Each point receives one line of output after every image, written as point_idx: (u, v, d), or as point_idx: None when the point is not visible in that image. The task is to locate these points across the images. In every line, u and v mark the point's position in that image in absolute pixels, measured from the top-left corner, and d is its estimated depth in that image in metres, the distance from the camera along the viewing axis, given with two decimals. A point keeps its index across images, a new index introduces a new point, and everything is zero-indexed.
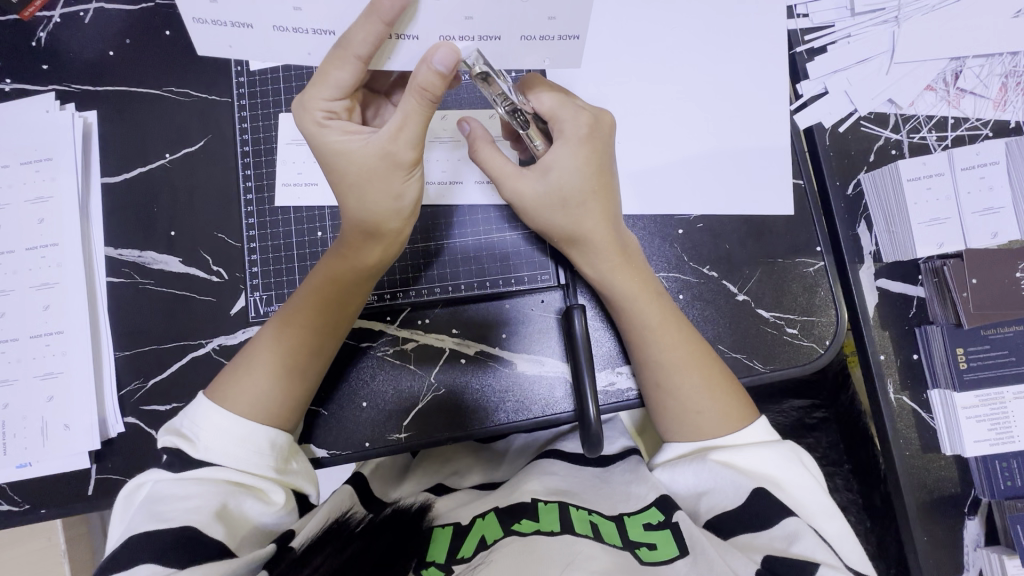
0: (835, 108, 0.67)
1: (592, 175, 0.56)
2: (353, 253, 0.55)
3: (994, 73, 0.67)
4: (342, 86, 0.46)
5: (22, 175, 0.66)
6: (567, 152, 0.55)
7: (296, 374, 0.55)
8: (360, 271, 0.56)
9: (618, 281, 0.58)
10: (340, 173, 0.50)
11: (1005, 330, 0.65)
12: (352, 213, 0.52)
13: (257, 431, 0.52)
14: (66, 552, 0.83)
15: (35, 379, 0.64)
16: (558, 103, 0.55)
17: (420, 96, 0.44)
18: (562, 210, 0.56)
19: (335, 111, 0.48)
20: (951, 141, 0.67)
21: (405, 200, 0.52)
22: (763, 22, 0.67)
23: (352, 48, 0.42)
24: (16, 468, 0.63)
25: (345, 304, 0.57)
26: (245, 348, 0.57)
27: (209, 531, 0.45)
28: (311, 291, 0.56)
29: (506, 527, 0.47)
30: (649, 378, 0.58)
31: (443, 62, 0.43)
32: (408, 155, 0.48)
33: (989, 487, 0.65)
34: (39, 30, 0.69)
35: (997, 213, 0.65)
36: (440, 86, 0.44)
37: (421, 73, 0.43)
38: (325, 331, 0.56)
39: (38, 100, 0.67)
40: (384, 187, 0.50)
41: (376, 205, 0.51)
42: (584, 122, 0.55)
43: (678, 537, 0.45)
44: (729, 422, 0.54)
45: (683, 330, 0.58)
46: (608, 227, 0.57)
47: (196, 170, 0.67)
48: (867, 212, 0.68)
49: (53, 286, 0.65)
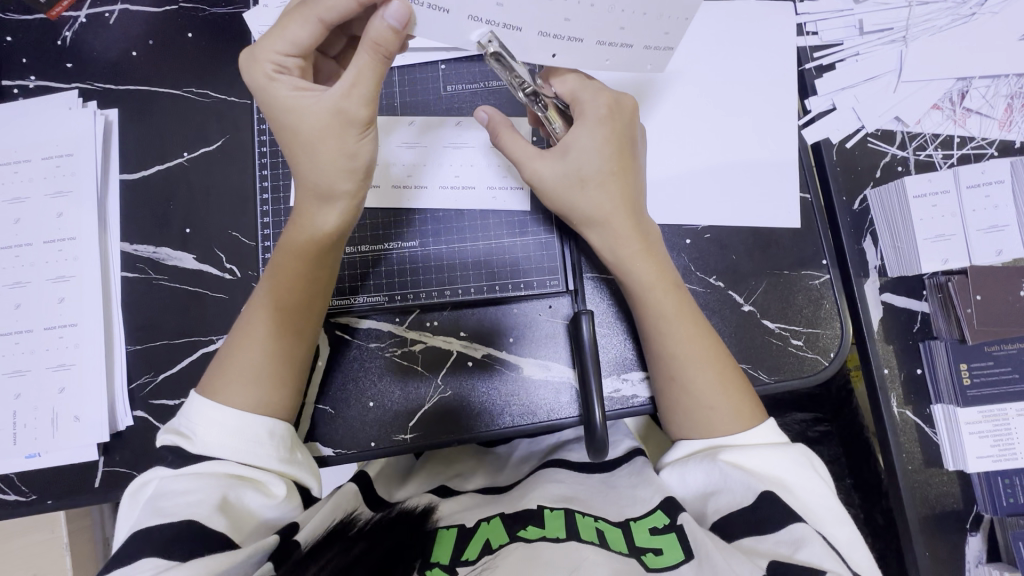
0: (843, 125, 0.69)
1: (611, 156, 0.57)
2: (311, 219, 0.55)
3: (1000, 93, 0.68)
4: (297, 43, 0.50)
5: (43, 169, 0.67)
6: (585, 134, 0.56)
7: (277, 361, 0.56)
8: (319, 242, 0.55)
9: (639, 269, 0.58)
10: (294, 132, 0.51)
11: (1008, 348, 0.65)
12: (307, 178, 0.53)
13: (255, 422, 0.53)
14: (69, 545, 0.82)
15: (48, 371, 0.65)
16: (578, 86, 0.57)
17: (374, 52, 0.46)
18: (583, 190, 0.57)
19: (286, 66, 0.51)
20: (957, 160, 0.68)
21: (359, 161, 0.51)
22: (772, 35, 0.68)
23: (316, 10, 0.49)
24: (24, 458, 0.64)
25: (311, 278, 0.57)
26: (228, 343, 0.57)
27: (212, 523, 0.46)
28: (278, 263, 0.57)
29: (512, 532, 0.48)
30: (661, 370, 0.58)
31: (395, 18, 0.44)
32: (359, 113, 0.49)
33: (992, 503, 0.65)
34: (64, 30, 0.70)
35: (1002, 231, 0.66)
36: (394, 43, 0.45)
37: (376, 29, 0.45)
38: (290, 303, 0.57)
39: (61, 97, 0.69)
40: (336, 146, 0.50)
41: (328, 165, 0.51)
42: (603, 104, 0.56)
43: (683, 542, 0.45)
44: (740, 419, 0.55)
45: (697, 323, 0.58)
46: (626, 208, 0.58)
47: (214, 170, 0.69)
48: (873, 228, 0.68)
49: (70, 279, 0.66)
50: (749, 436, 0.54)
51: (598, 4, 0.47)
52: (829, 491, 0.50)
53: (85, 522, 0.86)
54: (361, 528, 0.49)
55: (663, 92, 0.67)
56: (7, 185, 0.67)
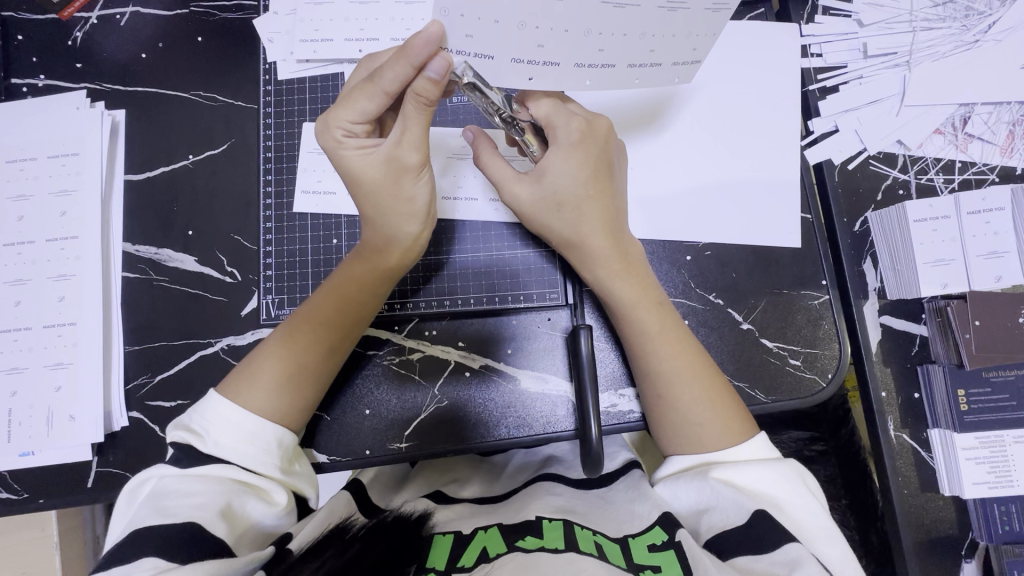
0: (845, 146, 0.69)
1: (587, 180, 0.56)
2: (373, 257, 0.58)
3: (1002, 120, 0.68)
4: (365, 114, 0.51)
5: (48, 168, 0.68)
6: (559, 161, 0.56)
7: (302, 377, 0.56)
8: (384, 272, 0.58)
9: (620, 288, 0.58)
10: (359, 185, 0.54)
11: (1007, 374, 0.65)
12: (371, 219, 0.56)
13: (268, 428, 0.53)
14: (59, 543, 0.81)
15: (46, 369, 0.65)
16: (551, 108, 0.56)
17: (417, 101, 0.47)
18: (559, 214, 0.57)
19: (354, 131, 0.52)
20: (957, 185, 0.69)
21: (417, 202, 0.55)
22: (776, 56, 0.68)
23: (380, 84, 0.48)
24: (17, 456, 0.64)
25: (355, 307, 0.58)
26: (255, 350, 0.58)
27: (213, 528, 0.46)
28: (327, 293, 0.58)
29: (510, 542, 0.48)
30: (649, 387, 0.58)
31: (435, 69, 0.45)
32: (413, 159, 0.51)
33: (987, 531, 0.64)
34: (75, 31, 0.71)
35: (1001, 258, 0.66)
36: (435, 92, 0.46)
37: (417, 82, 0.46)
38: (332, 329, 0.58)
39: (70, 97, 0.69)
40: (396, 194, 0.54)
41: (394, 215, 0.55)
42: (575, 128, 0.55)
43: (681, 558, 0.45)
44: (728, 434, 0.55)
45: (682, 341, 0.58)
46: (606, 229, 0.58)
47: (219, 173, 0.69)
48: (873, 250, 0.68)
49: (70, 278, 0.66)
50: (741, 448, 0.54)
51: (631, 31, 0.47)
52: (822, 509, 0.50)
53: (76, 522, 0.85)
54: (356, 531, 0.49)
55: (680, 113, 0.68)
56: (12, 182, 0.67)
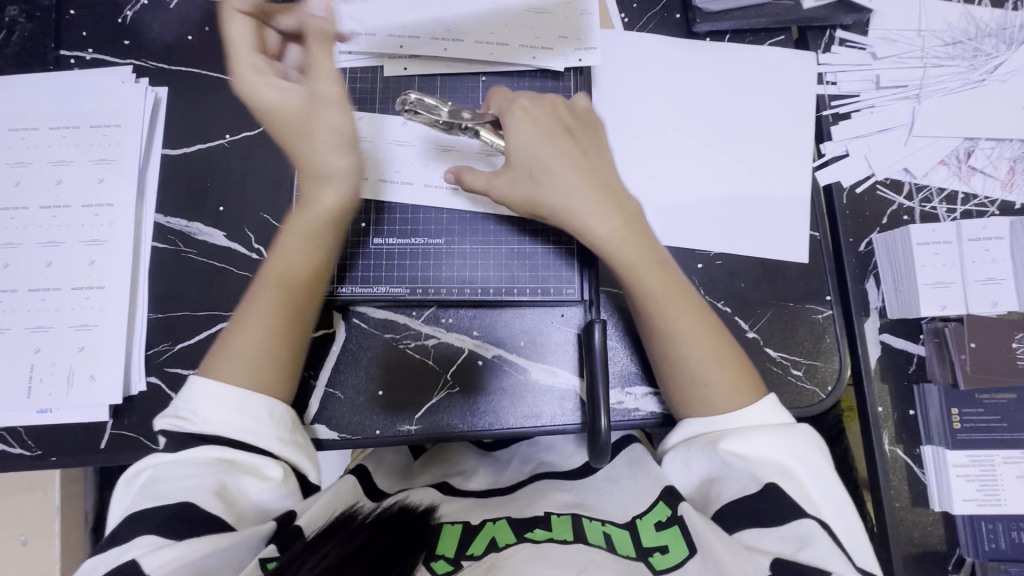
0: (854, 170, 0.72)
1: (545, 139, 0.61)
2: (315, 203, 0.62)
3: (1003, 156, 0.72)
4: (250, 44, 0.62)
5: (90, 137, 0.70)
6: (514, 131, 0.60)
7: (272, 337, 0.58)
8: (329, 218, 0.62)
9: (616, 245, 0.59)
10: (283, 116, 0.61)
11: (998, 398, 0.68)
12: (308, 160, 0.62)
13: (252, 398, 0.54)
14: (60, 507, 0.82)
15: (70, 329, 0.66)
16: (502, 100, 0.63)
17: (318, 36, 0.60)
18: (538, 181, 0.60)
19: (260, 67, 0.61)
20: (959, 214, 0.72)
21: (346, 133, 0.62)
22: (793, 82, 0.72)
23: (234, 6, 0.61)
24: (36, 412, 0.65)
25: (310, 257, 0.62)
26: (228, 327, 0.60)
27: (208, 506, 0.48)
28: (282, 248, 0.62)
29: (519, 533, 0.49)
30: (659, 355, 0.60)
31: (319, 8, 0.61)
32: (332, 89, 0.61)
33: (974, 547, 0.66)
34: (126, 9, 0.74)
35: (997, 285, 0.69)
36: (328, 27, 0.60)
37: (314, 21, 0.60)
38: (290, 283, 0.60)
39: (116, 71, 0.72)
40: (327, 123, 0.61)
41: (325, 145, 0.61)
42: (519, 105, 0.62)
43: (686, 536, 0.47)
44: (738, 395, 0.57)
45: (683, 296, 0.60)
46: (585, 182, 0.60)
47: (253, 153, 0.72)
48: (877, 270, 0.71)
49: (101, 243, 0.68)
50: (747, 415, 0.55)
51: None
52: (831, 474, 0.52)
53: (76, 487, 0.85)
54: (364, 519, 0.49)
55: (699, 127, 0.71)
56: (54, 148, 0.70)
